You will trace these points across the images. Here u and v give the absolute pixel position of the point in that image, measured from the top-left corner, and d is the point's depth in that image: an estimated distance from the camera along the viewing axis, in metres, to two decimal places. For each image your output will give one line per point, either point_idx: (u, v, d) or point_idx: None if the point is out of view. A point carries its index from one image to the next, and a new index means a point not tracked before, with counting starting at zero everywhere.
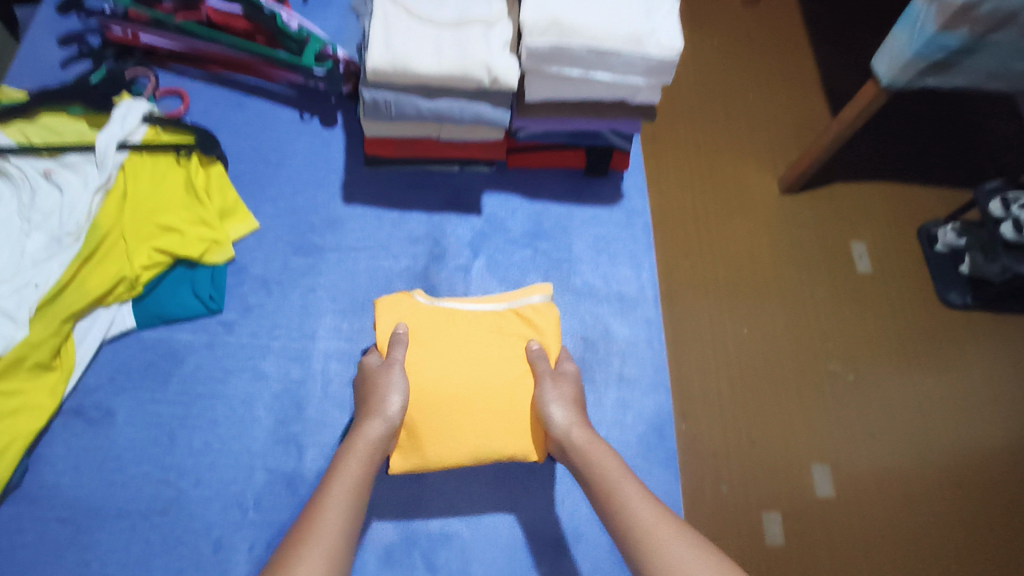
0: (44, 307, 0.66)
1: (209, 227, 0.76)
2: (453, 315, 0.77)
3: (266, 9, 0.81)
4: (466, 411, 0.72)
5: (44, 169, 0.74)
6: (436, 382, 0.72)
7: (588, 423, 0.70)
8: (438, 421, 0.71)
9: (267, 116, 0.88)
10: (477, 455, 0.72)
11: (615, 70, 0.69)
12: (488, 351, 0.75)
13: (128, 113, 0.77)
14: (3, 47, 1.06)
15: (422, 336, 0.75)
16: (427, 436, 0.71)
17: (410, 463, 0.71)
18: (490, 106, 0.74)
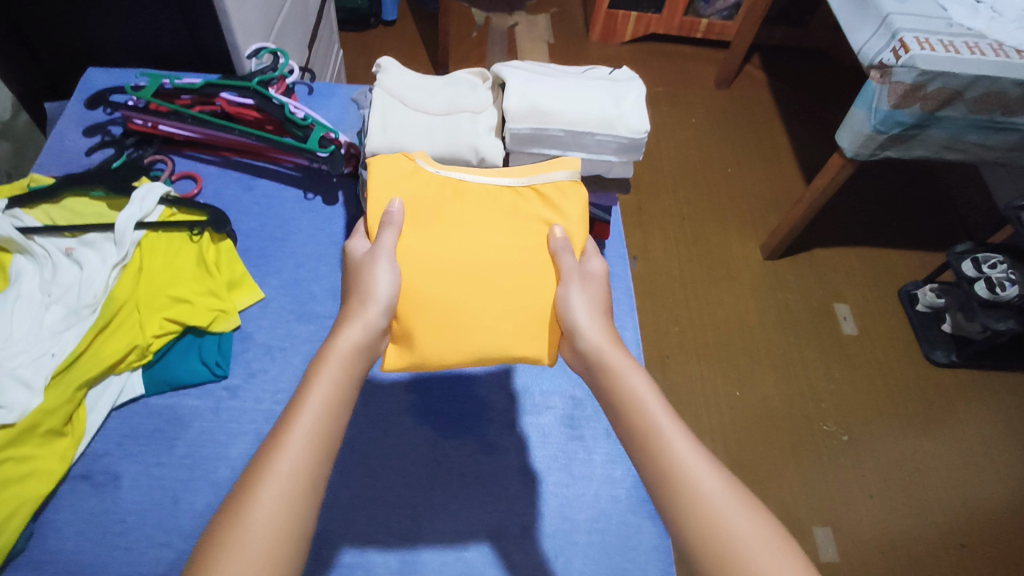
0: (58, 375, 0.70)
1: (218, 297, 0.81)
2: (462, 203, 0.75)
3: (276, 100, 0.93)
4: (473, 298, 0.71)
5: (67, 247, 0.80)
6: (442, 263, 0.71)
7: (607, 326, 0.69)
8: (439, 315, 0.70)
9: (274, 196, 0.95)
10: (482, 354, 0.71)
11: (591, 149, 0.77)
12: (499, 243, 0.73)
13: (147, 195, 0.83)
14: (31, 140, 1.21)
15: (421, 222, 0.73)
16: (428, 325, 0.70)
17: (407, 360, 0.71)
18: None
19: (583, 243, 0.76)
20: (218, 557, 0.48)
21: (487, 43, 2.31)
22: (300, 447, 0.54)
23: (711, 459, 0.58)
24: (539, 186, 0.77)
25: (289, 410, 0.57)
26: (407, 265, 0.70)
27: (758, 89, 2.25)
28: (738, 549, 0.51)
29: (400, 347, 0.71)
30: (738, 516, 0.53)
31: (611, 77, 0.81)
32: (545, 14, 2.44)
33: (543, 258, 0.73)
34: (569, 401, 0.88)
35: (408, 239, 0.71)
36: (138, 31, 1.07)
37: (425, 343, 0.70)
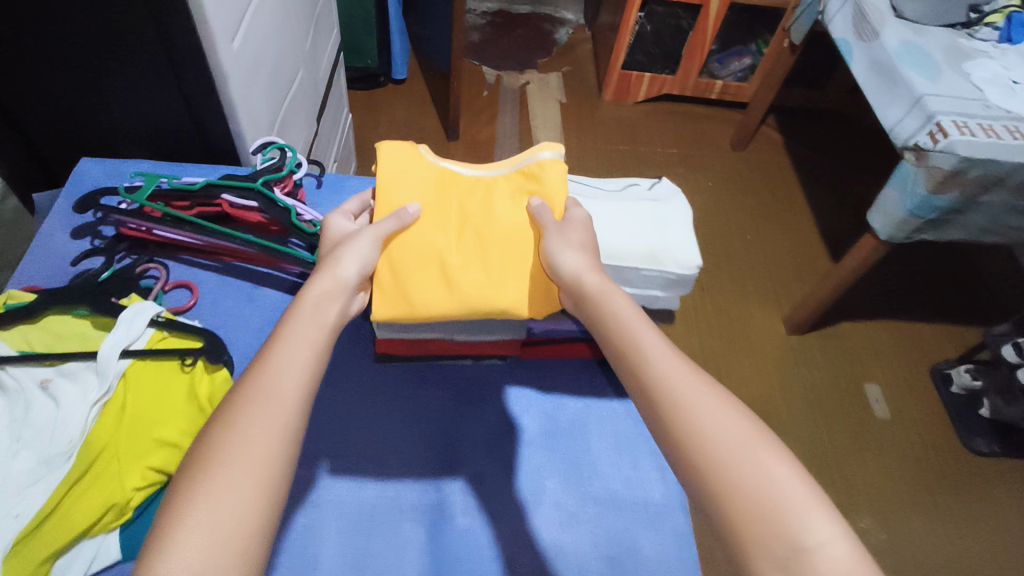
0: (20, 542, 0.61)
1: None
2: (454, 184, 0.75)
3: (282, 203, 0.87)
4: (454, 253, 0.69)
5: (42, 379, 0.71)
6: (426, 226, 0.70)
7: (592, 258, 0.64)
8: (419, 266, 0.68)
9: (278, 307, 0.86)
10: (465, 306, 0.67)
11: (635, 284, 0.68)
12: (481, 207, 0.72)
13: (136, 317, 0.75)
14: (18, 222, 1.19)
15: (413, 189, 0.73)
16: (412, 280, 0.68)
17: (394, 311, 0.67)
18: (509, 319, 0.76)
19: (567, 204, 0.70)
20: (200, 480, 0.48)
21: (498, 102, 2.27)
22: (279, 379, 0.54)
23: (698, 371, 0.55)
24: (525, 169, 0.74)
25: (263, 349, 0.56)
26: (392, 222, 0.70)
27: (775, 152, 2.20)
28: (723, 453, 0.49)
29: (388, 294, 0.68)
30: (718, 421, 0.51)
31: (651, 195, 0.73)
32: (556, 72, 2.41)
33: (524, 217, 0.71)
34: (607, 552, 0.70)
35: (389, 199, 0.72)
36: (134, 121, 1.01)
37: (409, 290, 0.67)
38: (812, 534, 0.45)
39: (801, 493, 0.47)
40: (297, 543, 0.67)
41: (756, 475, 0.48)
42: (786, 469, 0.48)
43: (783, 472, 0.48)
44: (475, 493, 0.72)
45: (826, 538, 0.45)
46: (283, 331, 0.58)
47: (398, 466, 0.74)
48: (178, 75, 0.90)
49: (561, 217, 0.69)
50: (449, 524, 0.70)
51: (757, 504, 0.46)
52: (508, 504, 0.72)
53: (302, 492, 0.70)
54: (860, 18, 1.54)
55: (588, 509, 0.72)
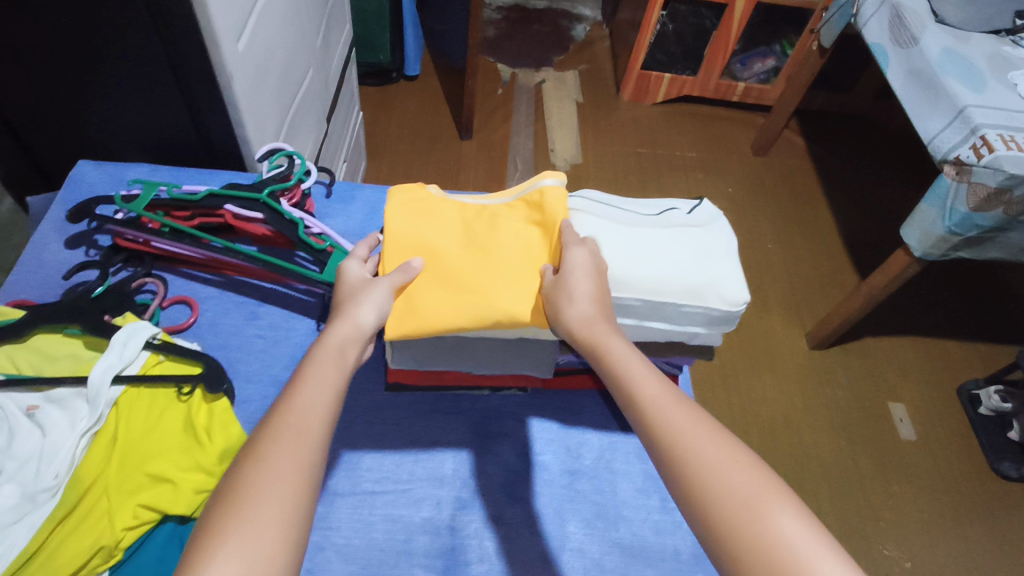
0: None
1: (207, 474, 0.65)
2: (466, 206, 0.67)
3: (289, 215, 0.81)
4: (466, 267, 0.60)
5: (28, 405, 0.67)
6: (435, 242, 0.62)
7: (601, 297, 0.56)
8: (429, 282, 0.59)
9: (283, 326, 0.80)
10: (482, 317, 0.57)
11: (672, 320, 0.61)
12: (494, 225, 0.64)
13: (131, 339, 0.70)
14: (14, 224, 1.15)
15: (420, 209, 0.65)
16: (422, 295, 0.58)
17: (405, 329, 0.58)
18: (532, 356, 0.65)
19: (585, 225, 0.63)
20: (224, 519, 0.42)
21: (513, 100, 2.21)
22: (307, 414, 0.49)
23: (699, 414, 0.50)
24: (526, 198, 0.65)
25: (290, 384, 0.51)
26: (399, 239, 0.62)
27: (798, 157, 2.13)
28: (725, 507, 0.44)
29: (399, 312, 0.59)
30: (725, 471, 0.46)
31: (691, 219, 0.67)
32: (573, 70, 2.34)
33: (540, 234, 0.63)
34: None
35: (393, 229, 0.62)
36: (134, 124, 0.96)
37: (415, 300, 0.58)
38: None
39: (811, 546, 0.41)
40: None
41: (766, 530, 0.42)
42: (797, 522, 0.43)
43: (794, 528, 0.42)
44: (493, 537, 0.67)
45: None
46: (311, 368, 0.52)
47: (408, 506, 0.68)
48: (180, 77, 0.85)
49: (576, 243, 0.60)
50: (462, 571, 0.64)
51: (767, 565, 0.41)
52: (528, 549, 0.66)
53: None
54: (896, 23, 1.46)
55: (613, 558, 0.67)
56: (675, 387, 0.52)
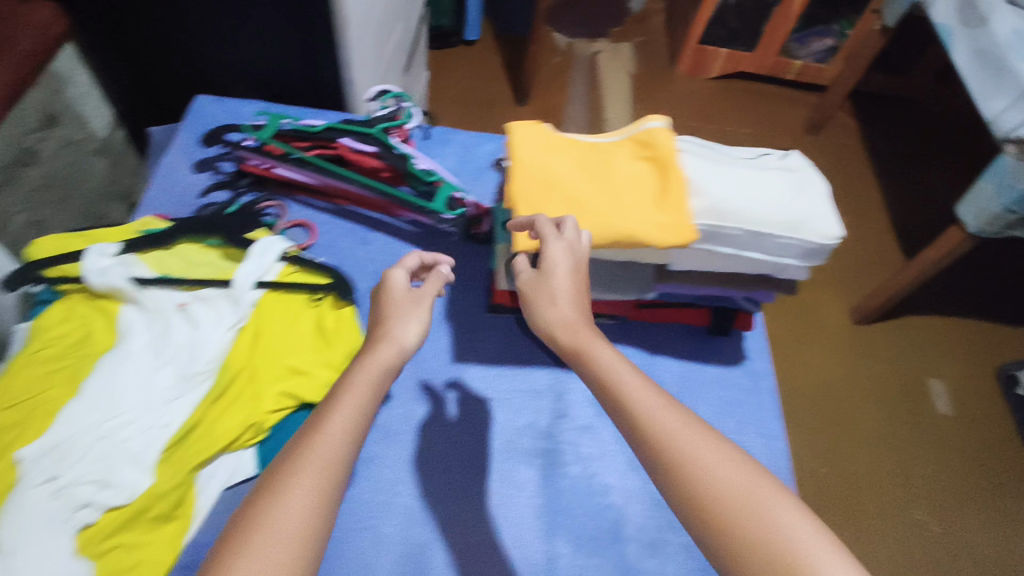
0: (169, 449, 0.66)
1: (336, 370, 0.74)
2: (578, 142, 0.73)
3: (398, 150, 0.88)
4: (585, 194, 0.66)
5: (180, 302, 0.75)
6: (556, 172, 0.68)
7: (578, 297, 0.59)
8: (553, 206, 0.66)
9: (391, 251, 0.88)
10: (602, 234, 0.63)
11: (770, 251, 0.67)
12: (604, 164, 0.70)
13: (267, 250, 0.78)
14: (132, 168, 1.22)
15: (540, 146, 0.71)
16: (547, 214, 0.65)
17: (533, 242, 0.64)
18: (632, 286, 0.73)
19: (690, 162, 0.69)
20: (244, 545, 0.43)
21: (569, 70, 2.25)
22: (329, 441, 0.49)
23: (691, 418, 0.50)
24: (634, 137, 0.72)
25: (318, 419, 0.51)
26: (525, 166, 0.68)
27: (849, 138, 2.15)
28: (723, 505, 0.44)
29: (526, 225, 0.65)
30: (716, 469, 0.46)
31: (785, 165, 0.73)
32: (629, 42, 2.37)
33: (650, 168, 0.69)
34: None
35: (518, 160, 0.69)
36: (247, 62, 1.03)
37: (540, 220, 0.65)
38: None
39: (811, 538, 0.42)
40: (398, 489, 0.70)
41: (770, 523, 0.42)
42: (792, 514, 0.43)
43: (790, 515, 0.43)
44: (586, 444, 0.75)
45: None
46: (341, 399, 0.53)
47: (510, 414, 0.76)
48: (300, 18, 0.91)
49: (683, 177, 0.67)
50: (561, 470, 0.73)
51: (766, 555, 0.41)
52: (618, 458, 0.75)
53: (418, 428, 0.74)
54: (967, 3, 1.47)
55: None
56: (660, 388, 0.52)
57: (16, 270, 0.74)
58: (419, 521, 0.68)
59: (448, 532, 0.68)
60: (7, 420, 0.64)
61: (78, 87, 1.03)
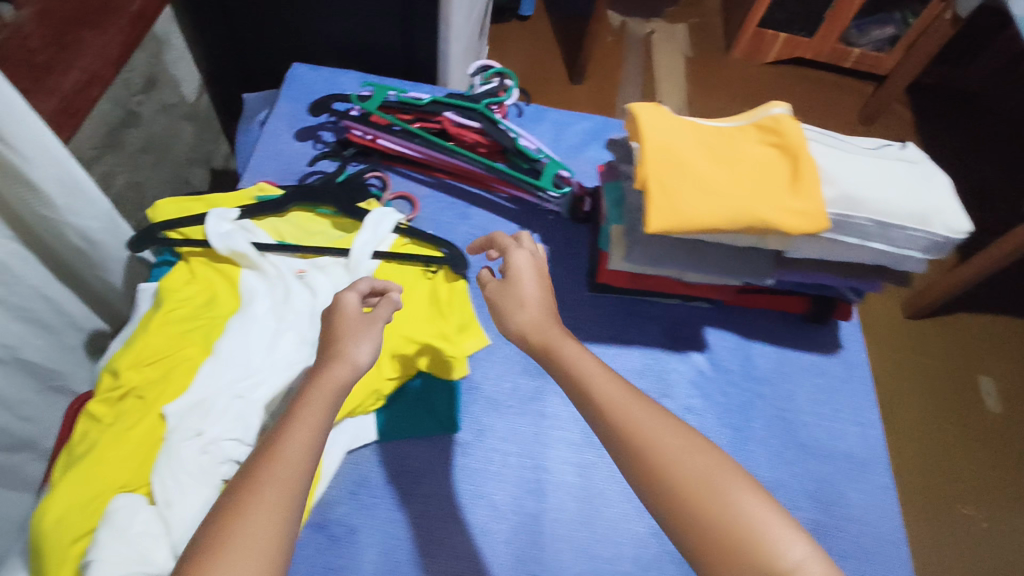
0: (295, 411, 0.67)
1: (448, 341, 0.76)
2: (702, 125, 0.73)
3: (505, 127, 0.88)
4: (718, 177, 0.66)
5: (299, 270, 0.77)
6: (686, 153, 0.68)
7: (544, 297, 0.61)
8: (687, 186, 0.65)
9: (492, 227, 0.90)
10: (737, 219, 0.64)
11: (895, 242, 0.68)
12: (732, 147, 0.70)
13: (382, 221, 0.79)
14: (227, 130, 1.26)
15: (667, 126, 0.71)
16: (682, 195, 0.65)
17: (667, 222, 0.64)
18: (751, 271, 0.72)
19: (817, 151, 0.69)
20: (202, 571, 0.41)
21: (622, 49, 2.23)
22: (291, 460, 0.48)
23: (664, 416, 0.50)
24: (759, 123, 0.72)
25: (276, 437, 0.49)
26: (656, 146, 0.68)
27: (905, 129, 2.12)
28: (688, 492, 0.45)
29: (661, 205, 0.65)
30: (685, 460, 0.47)
31: (907, 156, 0.73)
32: (683, 24, 2.34)
33: (778, 153, 0.69)
34: (817, 494, 0.75)
35: (649, 139, 0.68)
36: (342, 31, 1.03)
37: (676, 200, 0.65)
38: (787, 555, 0.42)
39: (769, 521, 0.44)
40: (512, 461, 0.74)
41: (729, 508, 0.44)
42: (755, 502, 0.44)
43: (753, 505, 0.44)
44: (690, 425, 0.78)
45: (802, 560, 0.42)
46: (297, 419, 0.50)
47: None
48: None
49: (814, 165, 0.67)
50: None
51: (730, 545, 0.43)
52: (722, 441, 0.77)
53: (527, 402, 0.78)
54: None
55: (793, 452, 0.77)
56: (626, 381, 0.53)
57: (140, 231, 0.76)
58: (534, 492, 0.72)
59: (559, 502, 0.72)
60: (150, 377, 0.65)
61: (174, 50, 1.02)
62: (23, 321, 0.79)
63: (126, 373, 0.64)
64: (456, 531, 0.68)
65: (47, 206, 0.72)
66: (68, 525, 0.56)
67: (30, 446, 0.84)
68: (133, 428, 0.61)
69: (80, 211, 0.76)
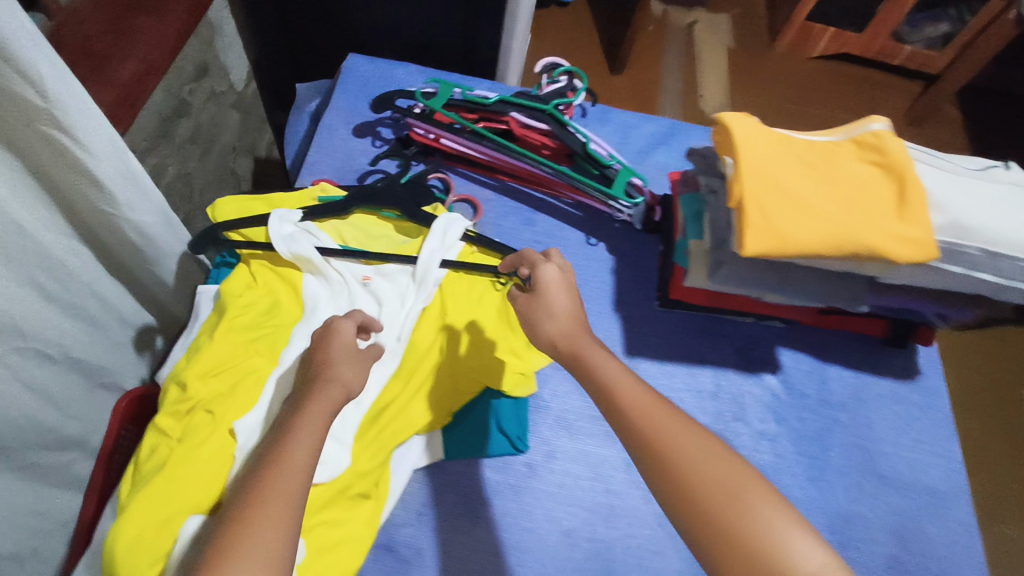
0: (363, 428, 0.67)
1: (517, 356, 0.73)
2: (796, 139, 0.69)
3: (577, 132, 0.84)
4: (818, 198, 0.63)
5: (363, 276, 0.75)
6: (784, 171, 0.64)
7: (575, 309, 0.59)
8: (786, 208, 0.62)
9: (557, 235, 0.86)
10: (839, 245, 0.61)
11: (1003, 274, 0.63)
12: (831, 165, 0.66)
13: (450, 228, 0.75)
14: (273, 118, 1.23)
15: (763, 140, 0.66)
16: (781, 217, 0.61)
17: (765, 246, 0.61)
18: (841, 299, 0.69)
19: (923, 172, 0.65)
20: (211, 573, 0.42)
21: (664, 40, 2.17)
22: (290, 475, 0.48)
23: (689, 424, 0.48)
24: (858, 138, 0.68)
25: (281, 443, 0.50)
26: (753, 162, 0.64)
27: (953, 131, 2.04)
28: (703, 493, 0.44)
29: (760, 228, 0.61)
30: (699, 459, 0.46)
31: (1016, 179, 0.68)
32: (726, 14, 2.27)
33: (881, 173, 0.65)
34: (896, 529, 0.71)
35: (746, 154, 0.64)
36: (400, 21, 0.99)
37: (775, 223, 0.61)
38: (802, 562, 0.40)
39: (787, 529, 0.42)
40: (583, 484, 0.71)
41: (742, 512, 0.42)
42: (770, 509, 0.43)
43: (768, 510, 0.42)
44: (764, 451, 0.74)
45: (818, 567, 0.40)
46: (291, 436, 0.51)
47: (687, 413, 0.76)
48: None
49: (922, 188, 0.63)
50: None
51: (744, 550, 0.41)
52: (796, 470, 0.74)
53: (595, 422, 0.75)
54: None
55: (870, 484, 0.74)
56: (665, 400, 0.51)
57: (200, 232, 0.72)
58: (606, 516, 0.70)
59: (632, 527, 0.69)
60: (218, 390, 0.63)
61: (226, 36, 0.98)
62: (75, 319, 0.76)
63: (194, 385, 0.62)
64: (523, 553, 0.66)
65: (108, 203, 0.67)
66: (139, 550, 0.53)
67: (78, 445, 0.82)
68: (205, 445, 0.59)
69: (140, 209, 0.71)
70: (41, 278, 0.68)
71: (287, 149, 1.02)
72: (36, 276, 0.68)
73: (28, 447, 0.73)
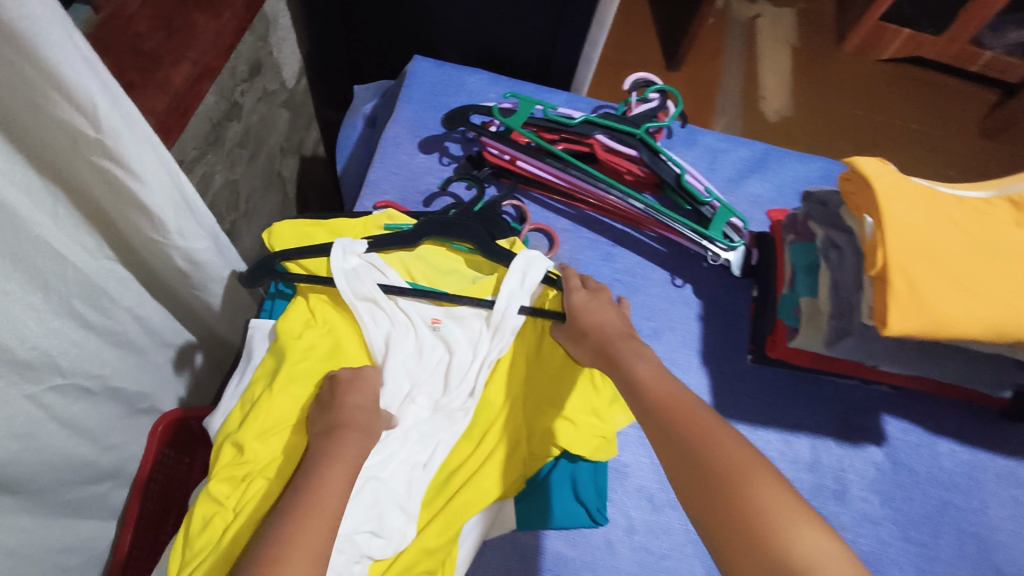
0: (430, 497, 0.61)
1: (600, 419, 0.64)
2: (943, 195, 0.59)
3: (669, 162, 0.75)
4: (975, 270, 0.54)
5: (432, 319, 0.68)
6: (935, 235, 0.55)
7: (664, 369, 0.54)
8: (939, 282, 0.53)
9: (639, 273, 0.78)
10: (995, 328, 0.53)
11: None
12: (988, 229, 0.57)
13: (529, 269, 0.65)
14: (323, 115, 1.15)
15: (909, 196, 0.57)
16: (934, 291, 0.53)
17: (913, 325, 0.52)
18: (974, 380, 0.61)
19: None
20: None
21: (725, 34, 2.04)
22: (321, 536, 0.46)
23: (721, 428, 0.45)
24: (1015, 199, 0.59)
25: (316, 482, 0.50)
26: (901, 224, 0.55)
27: None
28: (708, 472, 0.41)
29: (907, 302, 0.52)
30: (710, 442, 0.43)
31: None
32: (792, 8, 2.13)
33: None
34: None
35: (892, 214, 0.55)
36: (472, 23, 0.90)
37: (926, 298, 0.52)
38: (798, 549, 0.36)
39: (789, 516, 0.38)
40: (666, 565, 0.64)
41: (742, 493, 0.39)
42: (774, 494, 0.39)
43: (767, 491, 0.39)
44: (866, 534, 0.67)
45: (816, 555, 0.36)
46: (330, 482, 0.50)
47: None
48: None
49: None
50: None
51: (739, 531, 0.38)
52: (902, 558, 0.66)
53: (669, 497, 0.68)
54: None
55: None
56: None
57: (255, 263, 0.65)
58: None
59: None
60: (277, 452, 0.57)
61: (281, 29, 0.90)
62: (115, 347, 0.69)
63: (251, 446, 0.55)
64: None
65: (157, 231, 0.60)
66: None
67: (114, 476, 0.76)
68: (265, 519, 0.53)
69: (192, 235, 0.63)
70: (80, 308, 0.61)
71: (340, 154, 0.95)
72: (76, 306, 0.61)
73: (64, 484, 0.68)
